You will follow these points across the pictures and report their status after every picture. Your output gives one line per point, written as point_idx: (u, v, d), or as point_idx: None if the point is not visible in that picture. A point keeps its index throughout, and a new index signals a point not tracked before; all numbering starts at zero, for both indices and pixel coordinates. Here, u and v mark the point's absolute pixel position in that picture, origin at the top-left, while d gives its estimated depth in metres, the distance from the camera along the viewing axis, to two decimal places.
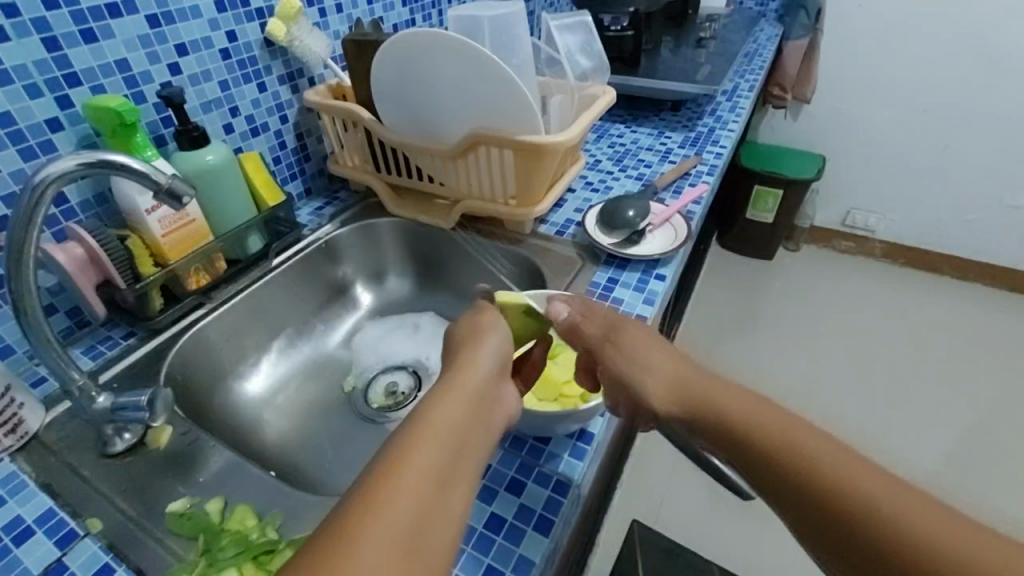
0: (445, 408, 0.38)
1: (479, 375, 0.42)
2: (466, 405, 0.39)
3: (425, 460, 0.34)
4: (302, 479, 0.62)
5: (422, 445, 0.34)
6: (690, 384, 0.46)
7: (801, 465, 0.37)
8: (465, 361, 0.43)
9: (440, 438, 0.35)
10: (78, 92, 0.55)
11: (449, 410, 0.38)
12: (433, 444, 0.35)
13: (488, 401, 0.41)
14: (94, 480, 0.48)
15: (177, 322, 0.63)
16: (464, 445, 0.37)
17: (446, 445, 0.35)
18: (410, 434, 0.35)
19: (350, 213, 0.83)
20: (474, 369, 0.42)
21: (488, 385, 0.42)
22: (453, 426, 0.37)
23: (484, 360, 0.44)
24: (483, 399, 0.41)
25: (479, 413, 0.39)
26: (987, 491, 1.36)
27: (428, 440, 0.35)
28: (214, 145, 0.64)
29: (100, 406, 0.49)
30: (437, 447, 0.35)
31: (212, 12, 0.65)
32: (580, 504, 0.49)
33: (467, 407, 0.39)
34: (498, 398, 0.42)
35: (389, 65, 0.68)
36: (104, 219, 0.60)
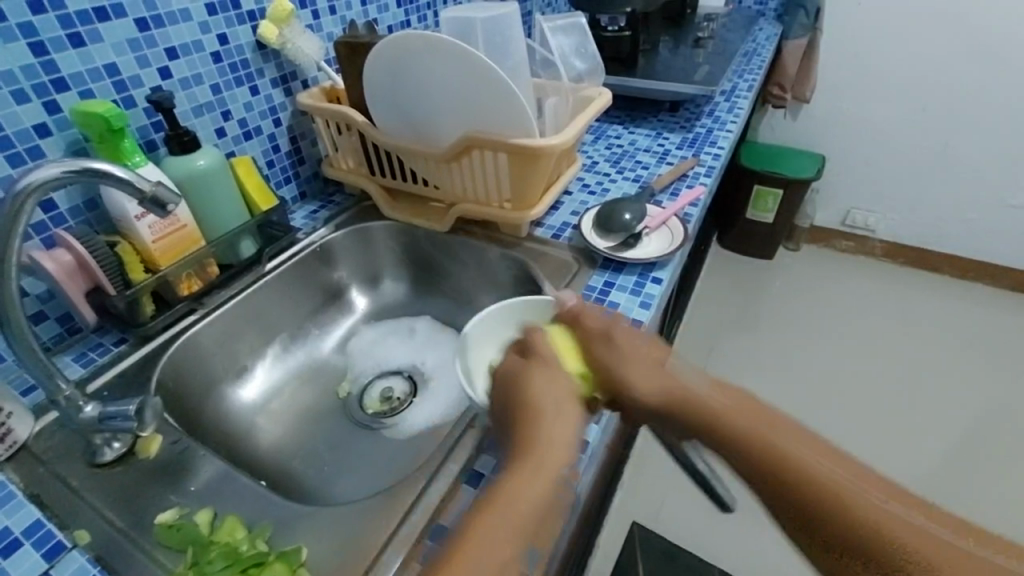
0: (518, 494, 0.38)
1: (561, 448, 0.42)
2: (539, 493, 0.39)
3: (486, 557, 0.35)
4: (297, 486, 0.62)
5: (487, 543, 0.36)
6: (674, 381, 0.47)
7: (784, 460, 0.39)
8: (541, 438, 0.42)
9: (510, 526, 0.37)
10: (66, 97, 0.55)
11: (523, 500, 0.38)
12: (499, 540, 0.36)
13: (568, 478, 0.41)
14: (82, 490, 0.47)
15: (169, 327, 0.63)
16: (530, 538, 0.37)
17: (514, 534, 0.37)
18: (483, 519, 0.37)
19: (345, 216, 0.83)
20: (557, 440, 0.43)
21: (562, 467, 0.41)
22: (527, 512, 0.38)
23: (567, 430, 0.44)
24: (556, 485, 0.40)
25: (550, 505, 0.39)
26: (989, 492, 1.35)
27: (496, 534, 0.36)
28: (205, 149, 0.64)
29: (88, 415, 0.49)
30: (501, 544, 0.36)
31: (203, 15, 0.65)
32: (575, 512, 0.48)
33: (541, 492, 0.39)
34: (576, 474, 0.42)
35: (382, 69, 0.67)
36: (94, 225, 0.60)
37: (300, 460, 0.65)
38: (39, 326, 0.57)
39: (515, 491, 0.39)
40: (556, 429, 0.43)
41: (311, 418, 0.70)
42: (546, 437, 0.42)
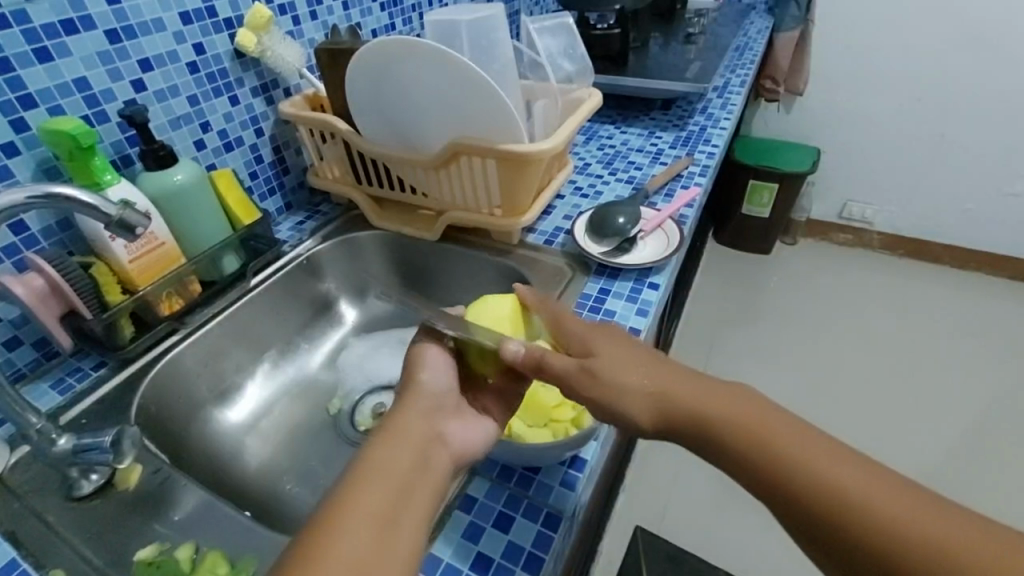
0: (385, 453, 0.38)
1: (424, 409, 0.42)
2: (407, 450, 0.38)
3: (360, 512, 0.34)
4: (287, 512, 0.60)
5: (361, 499, 0.34)
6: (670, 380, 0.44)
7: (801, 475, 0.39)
8: (407, 402, 0.42)
9: (381, 481, 0.36)
10: (34, 114, 0.52)
11: (390, 456, 0.37)
12: (372, 497, 0.35)
13: (434, 439, 0.41)
14: (57, 525, 0.45)
15: (150, 350, 0.61)
16: (409, 489, 0.37)
17: (388, 488, 0.35)
18: (352, 478, 0.36)
19: (331, 226, 0.80)
20: (421, 402, 0.43)
21: (431, 422, 0.42)
22: (395, 468, 0.37)
23: (432, 383, 0.44)
24: (425, 438, 0.40)
25: (421, 458, 0.39)
26: (995, 484, 1.33)
27: (368, 492, 0.35)
28: (183, 163, 0.61)
29: (61, 448, 0.47)
30: (377, 488, 0.35)
31: (177, 25, 0.62)
32: (575, 534, 0.47)
33: (406, 454, 0.38)
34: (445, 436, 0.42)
35: (364, 76, 0.65)
36: (68, 245, 0.57)
37: (291, 480, 0.64)
38: (14, 352, 0.55)
39: (382, 450, 0.38)
40: (422, 388, 0.44)
41: (300, 436, 0.68)
42: (414, 400, 0.43)
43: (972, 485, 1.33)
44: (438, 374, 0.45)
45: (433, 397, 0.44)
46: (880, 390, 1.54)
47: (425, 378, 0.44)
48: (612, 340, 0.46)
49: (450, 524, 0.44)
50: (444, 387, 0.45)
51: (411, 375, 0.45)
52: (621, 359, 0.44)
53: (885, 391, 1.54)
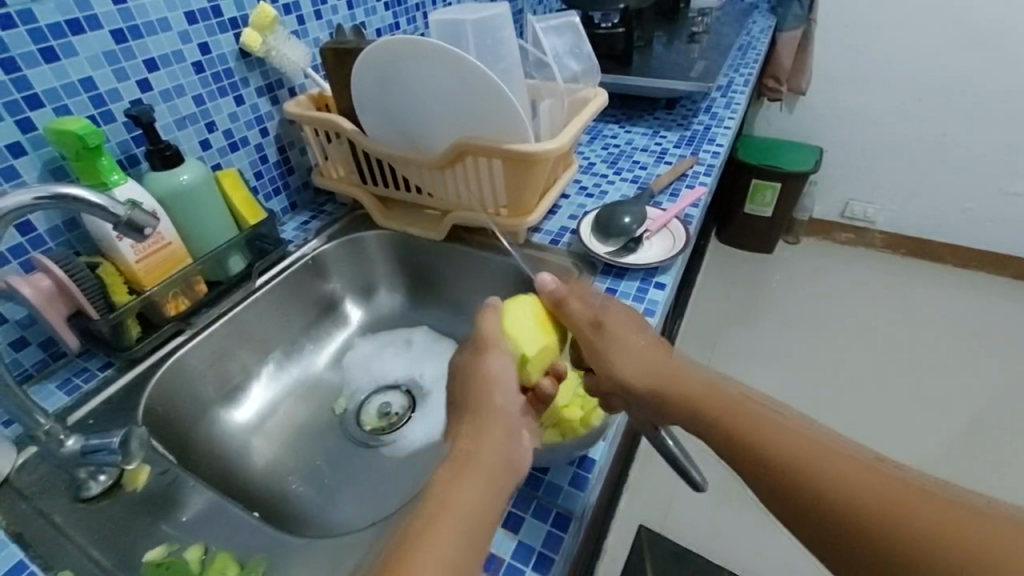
0: (459, 481, 0.38)
1: (500, 439, 0.42)
2: (482, 483, 0.38)
3: (440, 552, 0.33)
4: (292, 513, 0.60)
5: (438, 537, 0.34)
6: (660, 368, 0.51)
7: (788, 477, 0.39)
8: (482, 428, 0.43)
9: (457, 509, 0.36)
10: (40, 115, 0.52)
11: (465, 489, 0.37)
12: (448, 534, 0.34)
13: (507, 469, 0.41)
14: (66, 528, 0.45)
15: (156, 350, 0.61)
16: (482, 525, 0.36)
17: (464, 516, 0.36)
18: (429, 504, 0.36)
19: (336, 226, 0.80)
20: (493, 431, 0.43)
21: (507, 449, 0.42)
22: (470, 497, 0.37)
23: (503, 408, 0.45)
24: (500, 467, 0.40)
25: (497, 490, 0.39)
26: (998, 483, 1.33)
27: (444, 529, 0.34)
28: (189, 164, 0.61)
29: (69, 449, 0.47)
30: (455, 515, 0.35)
31: (182, 24, 0.62)
32: (583, 533, 0.47)
33: (480, 483, 0.38)
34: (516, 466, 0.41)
35: (368, 75, 0.65)
36: (75, 245, 0.57)
37: (297, 480, 0.64)
38: (20, 352, 0.55)
39: (459, 483, 0.38)
40: (495, 412, 0.44)
41: (306, 436, 0.68)
42: (488, 426, 0.43)
43: (975, 484, 1.33)
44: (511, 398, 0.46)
45: (507, 421, 0.44)
46: (883, 389, 1.54)
47: (499, 401, 0.45)
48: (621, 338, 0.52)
49: None
50: (514, 409, 0.45)
51: (485, 395, 0.45)
52: (625, 352, 0.51)
53: (888, 390, 1.54)
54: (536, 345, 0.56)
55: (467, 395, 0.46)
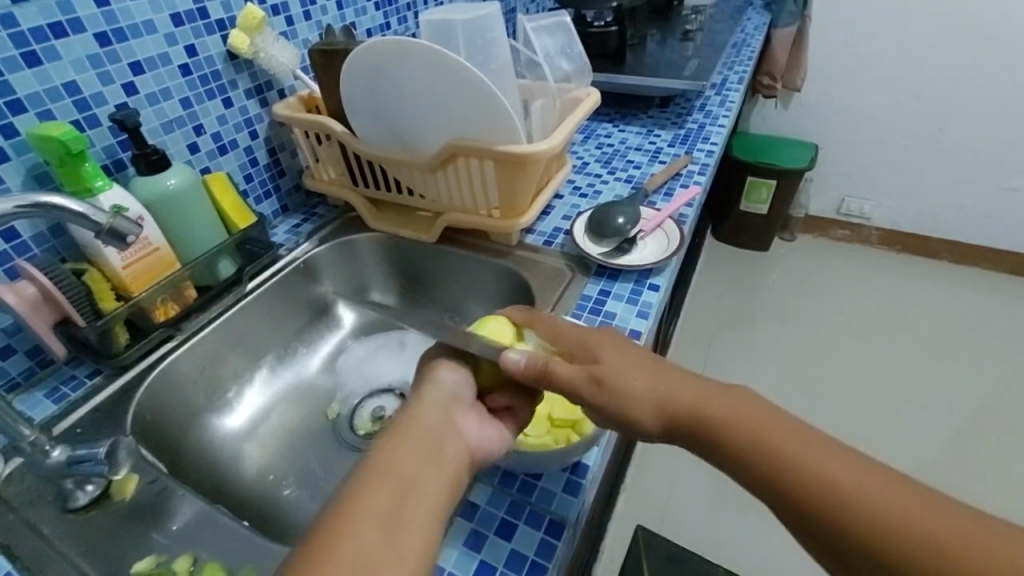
0: (391, 457, 0.37)
1: (432, 412, 0.41)
2: (417, 447, 0.38)
3: (371, 512, 0.33)
4: (284, 521, 0.59)
5: (366, 507, 0.33)
6: (673, 396, 0.43)
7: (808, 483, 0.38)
8: (421, 399, 0.42)
9: (386, 485, 0.35)
10: (23, 120, 0.51)
11: (398, 454, 0.37)
12: (381, 497, 0.34)
13: (445, 438, 0.39)
14: (54, 538, 0.44)
15: (145, 357, 0.60)
16: (419, 483, 0.36)
17: (393, 491, 0.35)
18: (362, 480, 0.35)
19: (328, 229, 0.80)
20: (427, 403, 0.42)
21: (445, 415, 0.41)
22: (403, 470, 0.36)
23: (444, 379, 0.44)
24: (436, 431, 0.39)
25: (433, 451, 0.38)
26: (995, 478, 1.33)
27: (375, 493, 0.34)
28: (176, 168, 0.60)
29: (54, 460, 0.46)
30: (380, 491, 0.34)
31: (168, 27, 0.61)
32: (578, 541, 0.46)
33: (411, 454, 0.37)
34: (454, 432, 0.40)
35: (357, 78, 0.65)
36: (60, 252, 0.57)
37: (290, 485, 0.63)
38: (6, 361, 0.54)
39: (392, 448, 0.37)
40: (438, 383, 0.43)
41: (299, 442, 0.68)
42: (428, 398, 0.42)
43: (972, 479, 1.33)
44: (459, 375, 0.45)
45: (450, 395, 0.43)
46: (881, 386, 1.54)
47: (445, 376, 0.44)
48: (615, 345, 0.46)
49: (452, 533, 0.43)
50: (459, 384, 0.44)
51: (430, 373, 0.45)
52: (629, 386, 0.43)
53: (885, 387, 1.54)
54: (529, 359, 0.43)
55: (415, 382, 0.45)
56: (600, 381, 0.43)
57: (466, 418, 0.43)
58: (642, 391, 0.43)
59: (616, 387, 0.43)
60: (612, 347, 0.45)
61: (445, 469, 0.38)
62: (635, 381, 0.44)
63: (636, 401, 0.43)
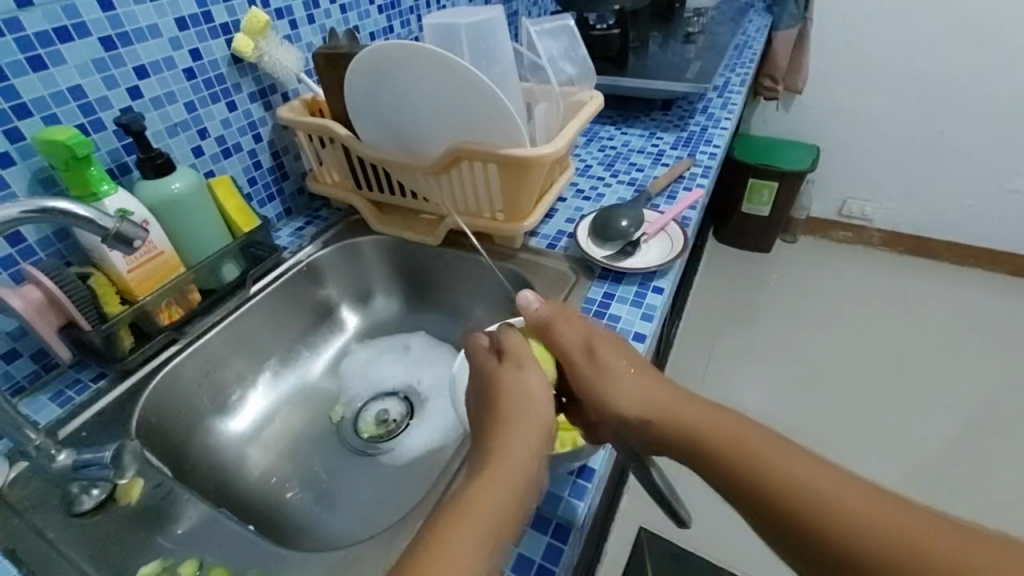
0: (485, 503, 0.36)
1: (531, 455, 0.40)
2: (507, 497, 0.37)
3: (454, 572, 0.33)
4: (287, 524, 0.59)
5: (455, 559, 0.33)
6: (660, 397, 0.45)
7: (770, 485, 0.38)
8: (515, 438, 0.40)
9: (475, 535, 0.35)
10: (29, 124, 0.52)
11: (486, 508, 0.36)
12: (467, 556, 0.34)
13: (532, 486, 0.39)
14: (59, 542, 0.44)
15: (149, 361, 0.60)
16: (499, 546, 0.36)
17: (481, 543, 0.35)
18: (452, 526, 0.35)
19: (332, 232, 0.80)
20: (531, 440, 0.41)
21: (535, 461, 0.40)
22: (492, 521, 0.36)
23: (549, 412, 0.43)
24: (526, 483, 0.39)
25: (521, 503, 0.38)
26: (998, 480, 1.33)
27: (461, 552, 0.34)
28: (180, 172, 0.61)
29: (60, 464, 0.46)
30: (470, 543, 0.34)
31: (173, 30, 0.62)
32: (584, 544, 0.46)
33: (502, 504, 0.37)
34: (542, 482, 0.40)
35: (360, 83, 0.65)
36: (66, 255, 0.57)
37: (294, 488, 0.63)
38: (12, 364, 0.54)
39: (481, 499, 0.36)
40: (541, 422, 0.42)
41: (303, 446, 0.68)
42: (525, 436, 0.40)
43: (973, 481, 1.33)
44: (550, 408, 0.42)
45: (544, 434, 0.41)
46: (883, 388, 1.54)
47: (542, 411, 0.42)
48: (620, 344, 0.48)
49: None
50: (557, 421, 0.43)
51: (528, 403, 0.42)
52: (617, 376, 0.46)
53: (887, 389, 1.53)
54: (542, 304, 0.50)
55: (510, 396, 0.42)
56: (592, 355, 0.47)
57: (546, 463, 0.41)
58: (627, 378, 0.46)
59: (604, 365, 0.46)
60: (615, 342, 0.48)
61: (518, 527, 0.37)
62: (626, 374, 0.46)
63: (620, 384, 0.45)
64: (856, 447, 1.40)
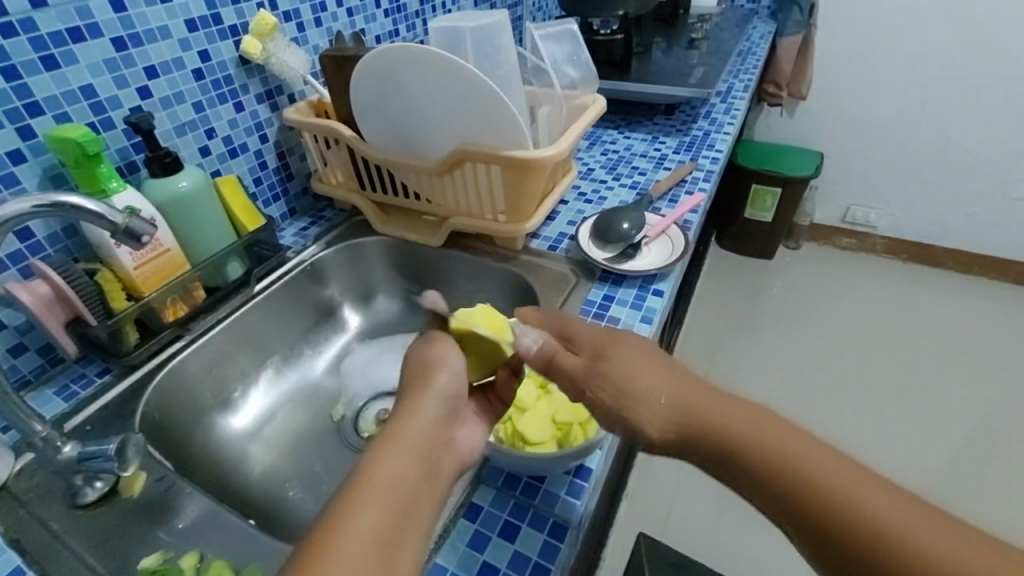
0: (387, 463, 0.36)
1: (427, 419, 0.40)
2: (411, 455, 0.37)
3: (361, 532, 0.32)
4: (287, 521, 0.60)
5: (362, 517, 0.32)
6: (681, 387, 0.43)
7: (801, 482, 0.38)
8: (414, 405, 0.41)
9: (381, 497, 0.34)
10: (41, 122, 0.53)
11: (393, 468, 0.35)
12: (375, 514, 0.33)
13: (437, 446, 0.39)
14: (63, 534, 0.45)
15: (153, 357, 0.60)
16: (412, 507, 0.35)
17: (388, 503, 0.34)
18: (352, 492, 0.34)
19: (335, 232, 0.80)
20: (423, 408, 0.41)
21: (440, 428, 0.40)
22: (397, 480, 0.35)
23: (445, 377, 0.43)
24: (431, 446, 0.39)
25: (429, 463, 0.38)
26: (1000, 489, 1.32)
27: (367, 507, 0.33)
28: (188, 170, 0.61)
29: (65, 456, 0.47)
30: (375, 504, 0.33)
31: (183, 32, 0.63)
32: (580, 544, 0.46)
33: (406, 463, 0.36)
34: (446, 443, 0.40)
35: (367, 85, 0.66)
36: (73, 252, 0.57)
37: (295, 486, 0.64)
38: (18, 358, 0.55)
39: (385, 459, 0.36)
40: (438, 389, 0.42)
41: (304, 444, 0.68)
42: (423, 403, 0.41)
43: (974, 488, 1.32)
44: (455, 375, 0.43)
45: (447, 401, 0.42)
46: (885, 395, 1.54)
47: (441, 380, 0.42)
48: (630, 344, 0.45)
49: (455, 533, 0.44)
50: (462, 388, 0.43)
51: (425, 376, 0.43)
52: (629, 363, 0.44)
53: (889, 396, 1.53)
54: (541, 345, 0.47)
55: (408, 374, 0.44)
56: (596, 379, 0.44)
57: (451, 425, 0.42)
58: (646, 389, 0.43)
59: (613, 391, 0.43)
60: (620, 346, 0.45)
61: (431, 484, 0.37)
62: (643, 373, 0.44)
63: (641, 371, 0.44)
64: (858, 453, 1.40)
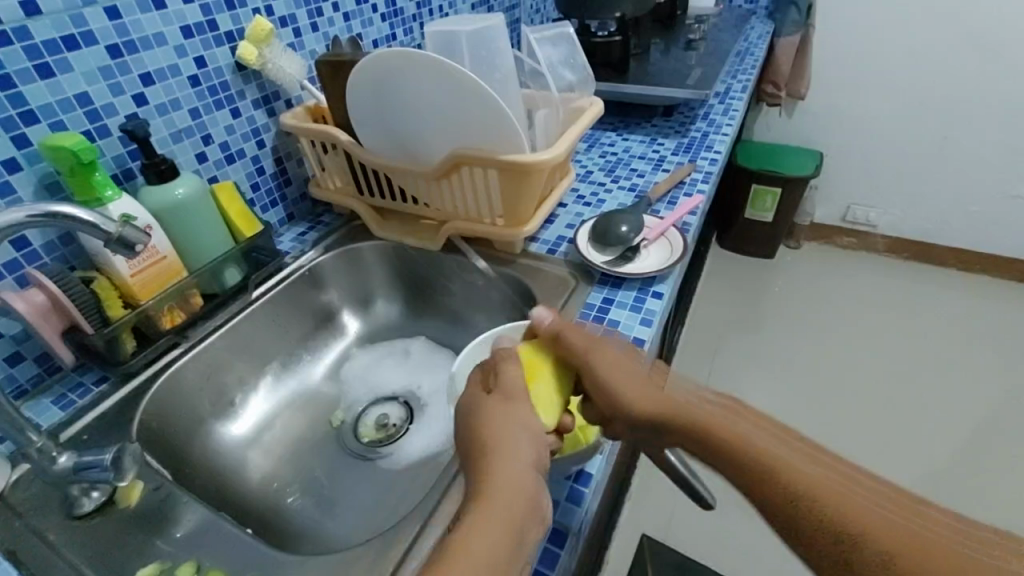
0: (506, 466, 0.39)
1: (532, 425, 0.43)
2: (526, 459, 0.40)
3: (495, 529, 0.35)
4: (286, 528, 0.59)
5: (492, 514, 0.36)
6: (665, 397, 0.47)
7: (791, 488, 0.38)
8: (519, 410, 0.43)
9: (507, 495, 0.37)
10: (35, 131, 0.52)
11: (513, 470, 0.39)
12: (502, 511, 0.36)
13: (541, 449, 0.42)
14: (59, 545, 0.45)
15: (151, 364, 0.60)
16: (533, 504, 0.38)
17: (515, 501, 0.37)
18: (485, 493, 0.37)
19: (333, 237, 0.80)
20: (528, 417, 0.43)
21: (541, 433, 0.43)
22: (519, 481, 0.38)
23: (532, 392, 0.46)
24: (537, 448, 0.41)
25: (539, 465, 0.41)
26: (1004, 487, 1.31)
27: (494, 507, 0.36)
28: (184, 177, 0.61)
29: (60, 466, 0.47)
30: (504, 506, 0.36)
31: (178, 39, 0.62)
32: (581, 550, 0.46)
33: (521, 465, 0.39)
34: (548, 447, 0.43)
35: (363, 89, 0.66)
36: (70, 260, 0.57)
37: (295, 493, 0.63)
38: (15, 367, 0.55)
39: (503, 462, 0.39)
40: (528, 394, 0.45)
41: (304, 450, 0.68)
42: (494, 422, 0.42)
43: (979, 488, 1.31)
44: (532, 393, 0.46)
45: (540, 411, 0.45)
46: (887, 395, 1.53)
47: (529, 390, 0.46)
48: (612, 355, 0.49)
49: None
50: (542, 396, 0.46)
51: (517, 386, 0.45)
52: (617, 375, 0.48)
53: (892, 395, 1.53)
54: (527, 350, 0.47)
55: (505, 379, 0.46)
56: (584, 373, 0.49)
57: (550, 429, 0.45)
58: (629, 389, 0.47)
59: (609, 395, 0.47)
60: (608, 360, 0.49)
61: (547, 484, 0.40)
62: (624, 383, 0.47)
63: (622, 381, 0.47)
64: (861, 453, 1.39)
